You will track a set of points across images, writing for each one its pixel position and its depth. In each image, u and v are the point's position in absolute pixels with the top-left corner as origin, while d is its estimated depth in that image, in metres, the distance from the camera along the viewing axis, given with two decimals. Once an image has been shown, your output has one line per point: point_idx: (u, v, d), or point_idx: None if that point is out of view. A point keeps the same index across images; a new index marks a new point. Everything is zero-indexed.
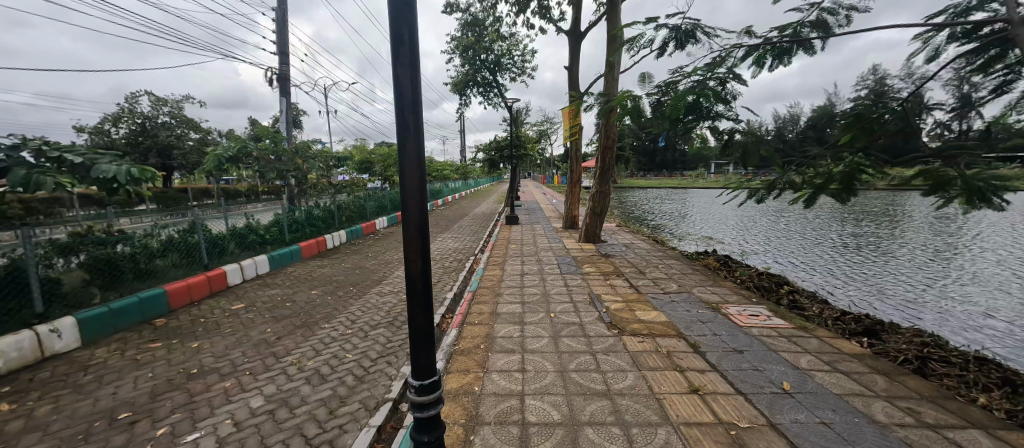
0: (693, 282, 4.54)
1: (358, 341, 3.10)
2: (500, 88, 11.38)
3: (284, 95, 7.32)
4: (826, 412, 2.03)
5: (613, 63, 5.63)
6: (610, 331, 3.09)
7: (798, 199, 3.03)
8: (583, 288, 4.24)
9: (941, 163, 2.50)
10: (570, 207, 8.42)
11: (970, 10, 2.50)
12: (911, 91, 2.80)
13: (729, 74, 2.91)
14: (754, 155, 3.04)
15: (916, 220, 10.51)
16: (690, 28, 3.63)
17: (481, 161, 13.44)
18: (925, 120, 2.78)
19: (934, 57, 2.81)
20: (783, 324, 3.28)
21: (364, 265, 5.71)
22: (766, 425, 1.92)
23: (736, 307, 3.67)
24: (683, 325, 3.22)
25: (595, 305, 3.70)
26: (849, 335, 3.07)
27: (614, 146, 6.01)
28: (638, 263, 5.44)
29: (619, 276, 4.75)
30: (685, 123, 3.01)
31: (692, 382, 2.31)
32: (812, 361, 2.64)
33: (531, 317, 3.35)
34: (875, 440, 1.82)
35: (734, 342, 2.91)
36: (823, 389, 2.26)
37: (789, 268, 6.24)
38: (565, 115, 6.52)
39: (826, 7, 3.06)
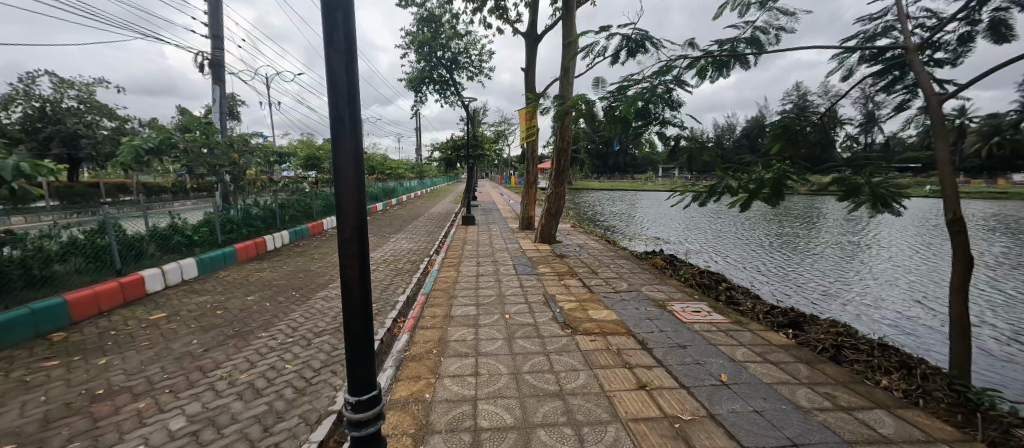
0: (641, 281, 4.73)
1: (300, 350, 2.89)
2: (456, 87, 11.24)
3: (217, 83, 6.70)
4: (758, 401, 2.18)
5: (568, 68, 5.73)
6: (563, 330, 3.13)
7: (735, 202, 3.25)
8: (537, 288, 4.28)
9: (851, 174, 2.82)
10: (526, 208, 8.48)
11: (876, 36, 2.83)
12: (827, 107, 3.11)
13: (675, 82, 3.05)
14: (698, 161, 3.22)
15: (830, 222, 11.78)
16: (639, 38, 3.78)
17: (437, 160, 13.20)
18: (838, 133, 3.10)
19: (847, 76, 3.13)
20: (721, 319, 3.50)
21: (309, 268, 5.36)
22: (707, 417, 2.02)
23: (680, 304, 3.88)
24: (632, 322, 3.34)
25: (549, 305, 3.74)
26: (777, 327, 3.34)
27: (569, 148, 6.13)
28: (591, 263, 5.59)
29: (573, 276, 4.84)
30: (635, 128, 3.13)
31: (640, 378, 2.39)
32: (747, 353, 2.83)
33: (485, 320, 3.32)
34: (799, 425, 1.98)
35: (678, 337, 3.06)
36: (755, 379, 2.44)
37: (726, 266, 6.71)
38: (522, 116, 6.56)
39: (759, 26, 3.31)
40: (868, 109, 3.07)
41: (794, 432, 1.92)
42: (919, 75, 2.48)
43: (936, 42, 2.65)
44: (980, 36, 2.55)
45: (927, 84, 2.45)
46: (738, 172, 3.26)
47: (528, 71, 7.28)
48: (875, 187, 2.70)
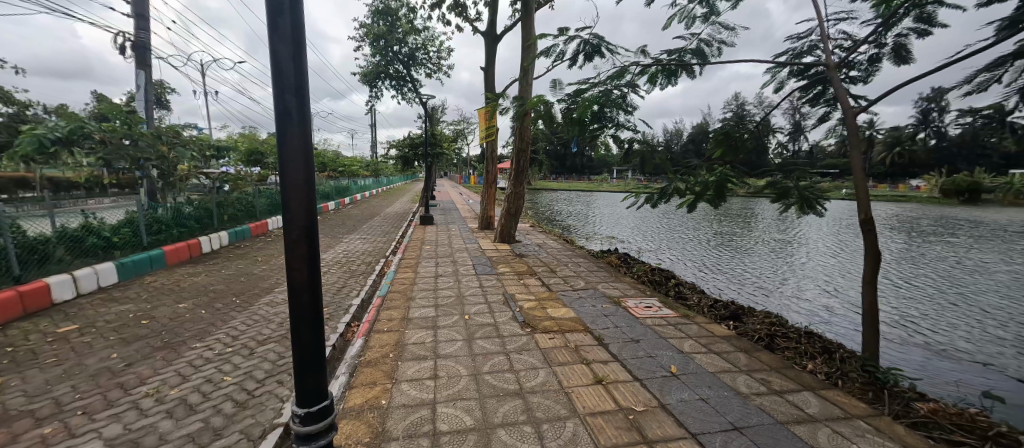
0: (598, 279, 4.88)
1: (241, 360, 2.68)
2: (414, 83, 10.97)
3: (142, 68, 6.05)
4: (704, 390, 2.33)
5: (527, 68, 5.78)
6: (523, 329, 3.15)
7: (683, 203, 3.44)
8: (497, 288, 4.28)
9: (783, 178, 3.08)
10: (486, 208, 8.45)
11: (803, 54, 3.11)
12: (762, 116, 3.38)
13: (629, 86, 3.17)
14: (649, 164, 3.38)
15: (764, 221, 12.87)
16: (596, 43, 3.90)
17: (394, 158, 12.80)
18: (772, 140, 3.39)
19: (779, 89, 3.42)
20: (671, 313, 3.69)
21: (251, 272, 4.98)
22: (658, 407, 2.12)
23: (634, 300, 4.05)
24: (589, 320, 3.44)
25: (509, 305, 3.74)
26: (720, 320, 3.59)
27: (528, 148, 6.18)
28: (550, 262, 5.68)
29: (532, 275, 4.89)
30: (592, 131, 3.22)
31: (597, 374, 2.46)
32: (694, 344, 3.01)
33: (444, 321, 3.26)
34: (739, 409, 2.14)
35: (632, 332, 3.19)
36: (701, 369, 2.59)
37: (675, 263, 7.10)
38: (482, 115, 6.54)
39: (704, 38, 3.54)
40: (796, 120, 3.37)
41: (735, 416, 2.07)
42: (838, 90, 2.77)
43: (851, 62, 2.97)
44: (886, 58, 2.88)
45: (843, 99, 2.74)
46: (686, 175, 3.47)
47: (488, 71, 7.26)
48: (803, 190, 2.98)
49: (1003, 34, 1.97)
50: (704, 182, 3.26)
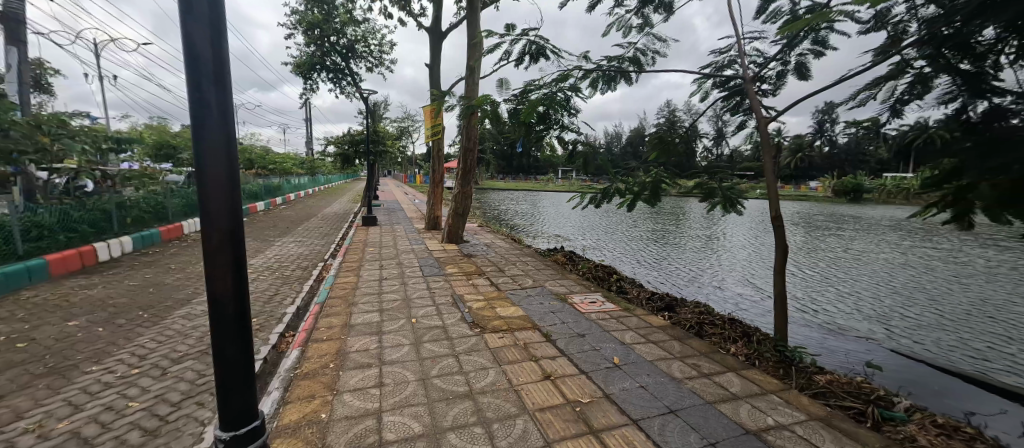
0: (545, 276, 4.98)
1: (151, 383, 2.36)
2: (354, 77, 10.41)
3: (14, 45, 5.09)
4: (643, 377, 2.47)
5: (473, 67, 5.73)
6: (472, 329, 3.13)
7: (623, 203, 3.63)
8: (445, 290, 4.20)
9: (710, 180, 3.39)
10: (432, 208, 8.27)
11: (723, 68, 3.43)
12: (690, 123, 3.68)
13: (572, 89, 3.28)
14: (592, 165, 3.53)
15: (693, 219, 14.01)
16: (541, 45, 3.97)
17: (332, 155, 12.04)
18: (699, 145, 3.70)
19: (704, 98, 3.75)
20: (613, 307, 3.88)
21: (163, 282, 4.40)
22: (603, 397, 2.22)
23: (579, 296, 4.19)
24: (537, 317, 3.50)
25: (457, 306, 3.69)
26: (656, 311, 3.84)
27: (475, 148, 6.14)
28: (498, 262, 5.70)
29: (481, 275, 4.87)
30: (538, 131, 3.28)
31: (545, 370, 2.51)
32: (634, 336, 3.19)
33: (390, 326, 3.13)
34: (674, 393, 2.30)
35: (577, 327, 3.30)
36: (640, 358, 2.76)
37: (616, 259, 7.48)
38: (427, 113, 6.39)
39: (640, 48, 3.76)
40: (719, 126, 3.71)
41: (671, 400, 2.22)
42: (752, 101, 3.09)
43: (763, 76, 3.34)
44: (790, 73, 3.26)
45: (757, 109, 3.07)
46: (625, 175, 3.67)
47: (433, 68, 7.10)
48: (725, 191, 3.28)
49: (877, 58, 2.33)
50: (642, 183, 3.47)
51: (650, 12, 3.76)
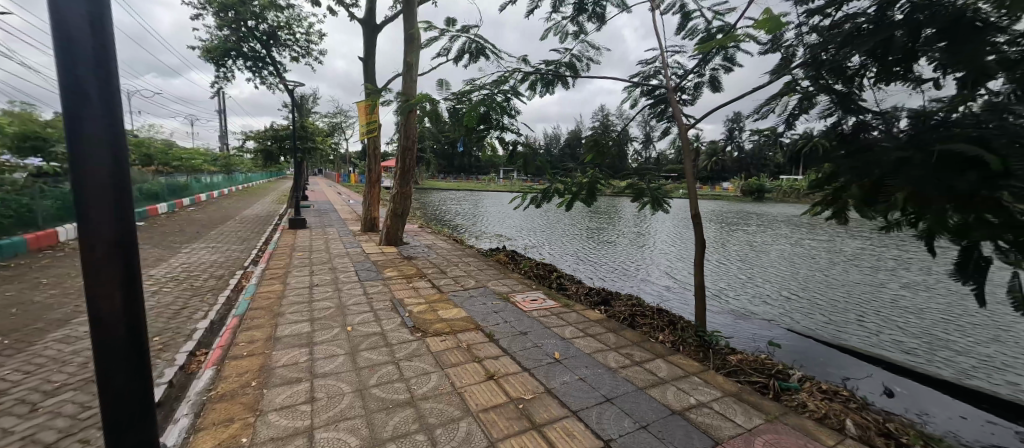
0: (487, 277, 4.98)
1: (16, 423, 1.96)
2: (277, 66, 9.56)
3: None
4: (582, 370, 2.59)
5: (411, 64, 5.55)
6: (413, 334, 3.03)
7: (562, 203, 3.76)
8: (384, 294, 4.03)
9: (639, 181, 3.64)
10: (369, 209, 7.88)
11: (650, 77, 3.70)
12: (622, 128, 3.93)
13: (512, 92, 3.33)
14: (532, 166, 3.62)
15: (625, 218, 14.94)
16: (480, 45, 3.98)
17: (252, 151, 10.95)
18: (631, 148, 3.95)
19: (634, 104, 4.01)
20: (554, 304, 4.01)
21: (30, 300, 3.68)
22: (544, 392, 2.28)
23: (521, 295, 4.26)
24: (480, 318, 3.50)
25: (397, 311, 3.55)
26: (593, 305, 4.04)
27: (413, 147, 5.96)
28: (440, 263, 5.59)
29: (421, 278, 4.73)
30: (478, 132, 3.28)
31: (488, 370, 2.52)
32: (574, 330, 3.32)
33: (322, 336, 2.93)
34: (610, 382, 2.44)
35: (519, 325, 3.36)
36: (579, 352, 2.88)
37: (556, 257, 7.73)
38: (361, 109, 6.08)
39: (576, 54, 3.92)
40: (647, 131, 3.99)
41: (607, 390, 2.35)
42: (675, 110, 3.38)
43: (683, 87, 3.66)
44: (706, 85, 3.61)
45: (678, 117, 3.36)
46: (563, 176, 3.81)
47: (367, 61, 6.75)
48: (653, 191, 3.54)
49: (774, 77, 2.68)
50: (579, 183, 3.61)
51: (584, 21, 3.94)
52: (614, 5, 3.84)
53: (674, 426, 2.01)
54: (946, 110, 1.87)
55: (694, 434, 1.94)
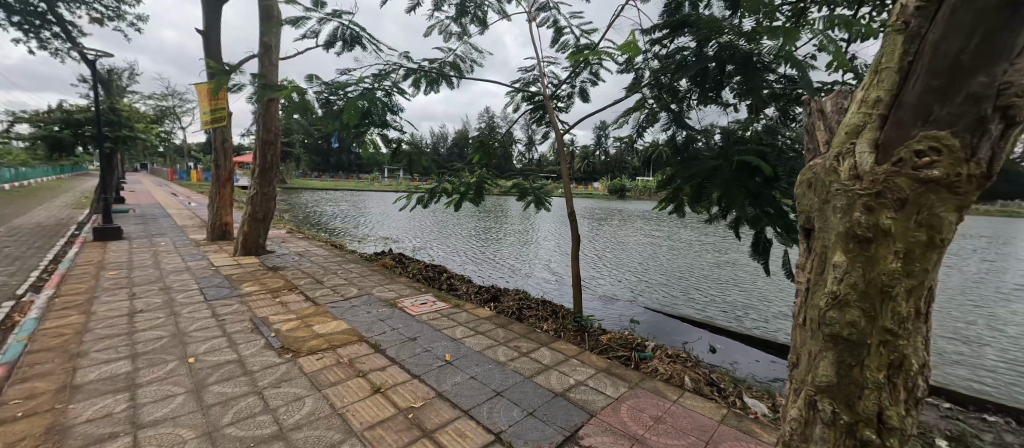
0: (372, 283, 4.65)
1: None
2: (66, 27, 7.25)
3: None
4: (473, 368, 2.62)
5: (270, 45, 4.82)
6: (281, 356, 2.65)
7: (450, 203, 3.74)
8: (242, 314, 3.42)
9: (524, 181, 3.84)
10: (217, 213, 6.57)
11: (530, 84, 3.94)
12: (505, 130, 4.10)
13: (394, 88, 3.17)
14: (418, 165, 3.49)
15: (512, 216, 15.65)
16: (356, 32, 3.69)
17: (27, 138, 8.09)
18: (514, 150, 4.18)
19: (517, 109, 4.23)
20: (444, 305, 3.96)
21: None
22: (435, 397, 2.23)
23: (410, 299, 4.09)
24: (364, 328, 3.25)
25: (259, 332, 3.05)
26: (484, 303, 4.13)
27: (276, 140, 5.17)
28: (315, 272, 5.00)
29: (292, 291, 4.16)
30: (357, 128, 3.04)
31: (374, 383, 2.36)
32: (464, 330, 3.33)
33: (152, 373, 2.34)
34: (500, 376, 2.53)
35: (408, 332, 3.22)
36: (470, 351, 2.91)
37: (446, 258, 7.68)
38: (203, 92, 5.04)
39: (459, 55, 3.94)
40: (529, 135, 4.25)
41: (497, 384, 2.42)
42: (552, 116, 3.68)
43: (558, 96, 3.99)
44: (578, 95, 4.01)
45: (554, 123, 3.66)
46: (451, 176, 3.80)
47: (209, 36, 5.62)
48: (536, 191, 3.77)
49: (628, 93, 3.12)
50: (467, 183, 3.64)
51: (467, 22, 3.98)
52: (495, 12, 3.98)
53: (557, 407, 2.19)
54: (741, 129, 2.44)
55: (574, 411, 2.15)
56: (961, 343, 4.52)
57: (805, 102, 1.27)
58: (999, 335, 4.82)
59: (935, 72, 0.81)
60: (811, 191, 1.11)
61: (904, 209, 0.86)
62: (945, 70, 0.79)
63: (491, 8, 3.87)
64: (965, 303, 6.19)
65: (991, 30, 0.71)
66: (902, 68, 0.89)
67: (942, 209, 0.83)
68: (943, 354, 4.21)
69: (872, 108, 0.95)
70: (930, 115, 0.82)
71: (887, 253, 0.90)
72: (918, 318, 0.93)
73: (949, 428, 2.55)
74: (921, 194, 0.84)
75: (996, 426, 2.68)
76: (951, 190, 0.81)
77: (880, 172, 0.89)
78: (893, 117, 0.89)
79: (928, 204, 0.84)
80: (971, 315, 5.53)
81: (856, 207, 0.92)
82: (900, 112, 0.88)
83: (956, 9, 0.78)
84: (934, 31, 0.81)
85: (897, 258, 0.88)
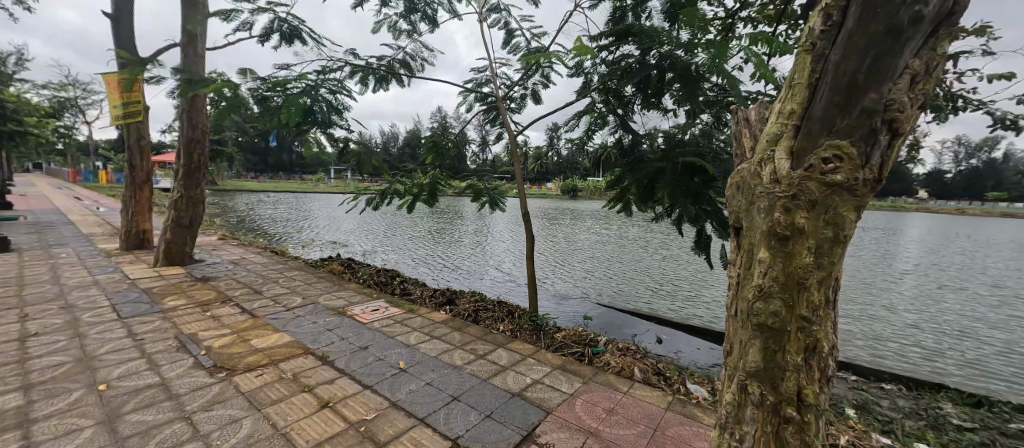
0: (318, 291, 4.39)
1: None
2: None
3: None
4: (428, 374, 2.57)
5: (194, 33, 4.37)
6: (212, 376, 2.41)
7: (403, 205, 3.64)
8: (166, 331, 3.08)
9: (478, 182, 3.83)
10: (131, 219, 5.83)
11: (482, 85, 3.94)
12: (459, 131, 4.06)
13: (339, 85, 3.02)
14: (367, 165, 3.36)
15: (468, 218, 15.56)
16: (295, 25, 3.48)
17: None
18: (468, 151, 4.16)
19: (470, 109, 4.21)
20: (397, 311, 3.84)
21: None
22: (388, 407, 2.16)
23: (360, 306, 3.92)
24: (310, 339, 3.06)
25: (185, 350, 2.76)
26: (439, 307, 4.05)
27: (204, 138, 4.72)
28: (253, 282, 4.63)
29: (226, 303, 3.82)
30: (298, 127, 2.85)
31: (321, 398, 2.22)
32: (419, 335, 3.25)
33: (51, 406, 2.03)
34: (456, 381, 2.49)
35: (359, 340, 3.08)
36: (425, 356, 2.84)
37: (399, 261, 7.46)
38: (113, 83, 4.48)
39: (410, 53, 3.84)
40: (482, 135, 4.24)
41: (453, 389, 2.39)
42: (505, 118, 3.71)
43: (511, 96, 4.02)
44: (530, 97, 4.07)
45: (507, 124, 3.69)
46: (403, 177, 3.70)
47: (119, 20, 4.98)
48: (490, 192, 3.76)
49: (579, 97, 3.21)
50: (419, 184, 3.54)
51: (417, 21, 3.89)
52: (445, 11, 3.93)
53: (514, 407, 2.21)
54: (680, 132, 2.61)
55: (530, 409, 2.18)
56: (863, 322, 5.19)
57: (733, 110, 1.38)
58: (891, 313, 5.60)
59: (836, 88, 0.92)
60: (739, 194, 1.21)
61: (815, 208, 0.97)
62: (843, 87, 0.90)
63: (441, 7, 3.82)
64: (865, 287, 7.12)
65: (880, 54, 0.85)
66: (812, 84, 1.00)
67: (842, 208, 0.95)
68: (849, 332, 4.81)
69: (787, 119, 1.05)
70: (834, 126, 0.94)
71: (802, 249, 1.00)
72: (827, 305, 1.05)
73: (855, 398, 2.91)
74: (827, 196, 0.95)
75: (891, 392, 3.10)
76: (850, 191, 0.93)
77: (795, 176, 0.99)
78: (804, 127, 1.00)
79: (832, 205, 0.95)
80: (871, 298, 6.37)
81: (776, 208, 1.02)
82: (809, 123, 0.98)
83: (852, 33, 0.89)
84: (835, 52, 0.92)
85: (809, 253, 1.00)
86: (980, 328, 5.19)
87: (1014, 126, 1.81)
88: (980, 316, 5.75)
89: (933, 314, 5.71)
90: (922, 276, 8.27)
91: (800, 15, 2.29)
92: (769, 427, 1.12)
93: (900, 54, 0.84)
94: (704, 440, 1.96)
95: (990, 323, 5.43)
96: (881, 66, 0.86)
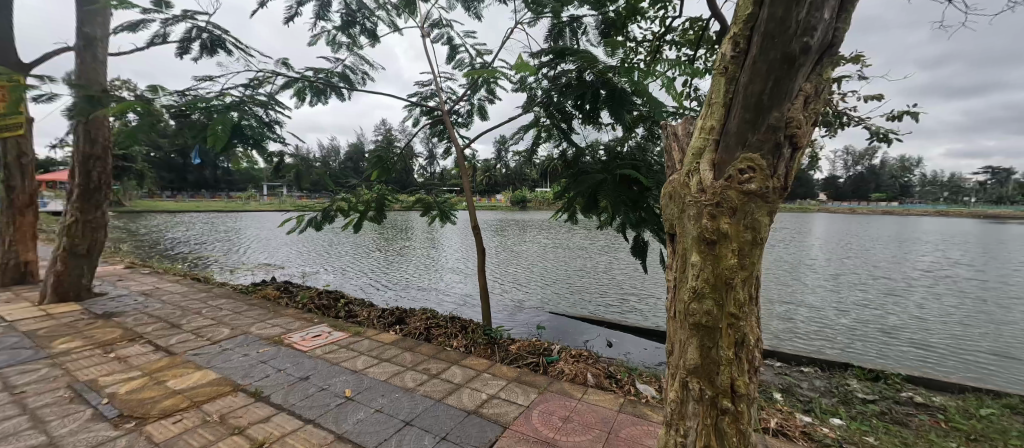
0: (250, 320, 4.00)
1: None
2: None
3: None
4: (378, 400, 2.43)
5: (93, 37, 3.87)
6: (117, 428, 2.08)
7: (348, 223, 3.48)
8: (56, 381, 2.60)
9: (426, 195, 3.76)
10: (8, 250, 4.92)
11: (427, 99, 3.90)
12: (404, 144, 3.96)
13: (271, 99, 2.84)
14: (308, 178, 3.16)
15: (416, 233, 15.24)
16: (218, 35, 3.20)
17: None
18: (415, 164, 4.07)
19: (415, 122, 4.15)
20: (342, 335, 3.60)
21: None
22: (335, 440, 2.01)
23: (299, 333, 3.62)
24: (240, 374, 2.77)
25: (82, 401, 2.36)
26: (387, 328, 3.86)
27: (105, 154, 4.14)
28: (170, 314, 4.10)
29: (137, 342, 3.33)
30: (225, 148, 2.61)
31: (255, 438, 2.01)
32: (366, 360, 3.07)
33: None
34: (407, 406, 2.37)
35: (298, 371, 2.84)
36: (372, 382, 2.68)
37: (342, 281, 7.06)
38: None
39: (349, 66, 3.70)
40: (429, 148, 4.19)
41: (406, 414, 2.27)
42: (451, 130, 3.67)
43: (457, 111, 4.04)
44: (476, 113, 4.11)
45: (454, 138, 3.68)
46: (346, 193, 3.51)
47: None
48: (440, 205, 3.76)
49: (524, 111, 3.27)
50: (366, 200, 3.42)
51: (357, 33, 3.78)
52: (386, 25, 3.86)
53: (470, 425, 2.15)
54: (619, 145, 2.78)
55: (487, 426, 2.14)
56: (783, 313, 5.78)
57: (663, 125, 1.49)
58: (804, 304, 6.30)
59: (746, 108, 1.03)
60: (672, 202, 1.29)
61: (735, 215, 1.07)
62: (751, 106, 1.02)
63: (381, 20, 3.74)
64: (782, 281, 7.96)
65: (779, 79, 0.96)
66: (727, 103, 1.11)
67: (758, 213, 1.06)
68: (773, 322, 5.32)
69: (708, 134, 1.16)
70: (746, 141, 1.05)
71: (727, 252, 1.10)
72: (749, 301, 1.15)
73: (780, 382, 3.22)
74: (745, 203, 1.05)
75: (809, 374, 3.47)
76: (763, 198, 1.04)
77: (718, 185, 1.08)
78: (722, 142, 1.11)
79: (750, 210, 1.06)
80: (787, 291, 7.13)
81: (704, 215, 1.11)
82: (726, 138, 1.09)
83: (756, 59, 1.00)
84: (744, 76, 1.03)
85: (733, 255, 1.09)
86: (873, 311, 6.01)
87: (886, 139, 2.15)
88: (873, 300, 6.66)
89: (837, 301, 6.52)
90: (827, 269, 9.41)
91: (715, 40, 2.56)
92: (709, 419, 1.19)
93: (794, 79, 0.97)
94: (653, 437, 2.04)
95: (881, 306, 6.30)
96: (780, 90, 0.98)
